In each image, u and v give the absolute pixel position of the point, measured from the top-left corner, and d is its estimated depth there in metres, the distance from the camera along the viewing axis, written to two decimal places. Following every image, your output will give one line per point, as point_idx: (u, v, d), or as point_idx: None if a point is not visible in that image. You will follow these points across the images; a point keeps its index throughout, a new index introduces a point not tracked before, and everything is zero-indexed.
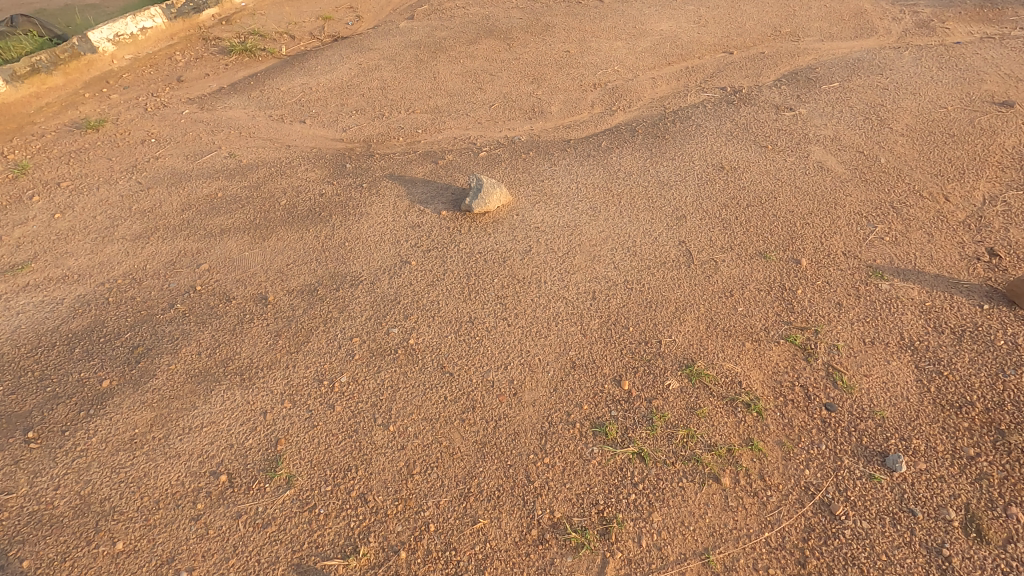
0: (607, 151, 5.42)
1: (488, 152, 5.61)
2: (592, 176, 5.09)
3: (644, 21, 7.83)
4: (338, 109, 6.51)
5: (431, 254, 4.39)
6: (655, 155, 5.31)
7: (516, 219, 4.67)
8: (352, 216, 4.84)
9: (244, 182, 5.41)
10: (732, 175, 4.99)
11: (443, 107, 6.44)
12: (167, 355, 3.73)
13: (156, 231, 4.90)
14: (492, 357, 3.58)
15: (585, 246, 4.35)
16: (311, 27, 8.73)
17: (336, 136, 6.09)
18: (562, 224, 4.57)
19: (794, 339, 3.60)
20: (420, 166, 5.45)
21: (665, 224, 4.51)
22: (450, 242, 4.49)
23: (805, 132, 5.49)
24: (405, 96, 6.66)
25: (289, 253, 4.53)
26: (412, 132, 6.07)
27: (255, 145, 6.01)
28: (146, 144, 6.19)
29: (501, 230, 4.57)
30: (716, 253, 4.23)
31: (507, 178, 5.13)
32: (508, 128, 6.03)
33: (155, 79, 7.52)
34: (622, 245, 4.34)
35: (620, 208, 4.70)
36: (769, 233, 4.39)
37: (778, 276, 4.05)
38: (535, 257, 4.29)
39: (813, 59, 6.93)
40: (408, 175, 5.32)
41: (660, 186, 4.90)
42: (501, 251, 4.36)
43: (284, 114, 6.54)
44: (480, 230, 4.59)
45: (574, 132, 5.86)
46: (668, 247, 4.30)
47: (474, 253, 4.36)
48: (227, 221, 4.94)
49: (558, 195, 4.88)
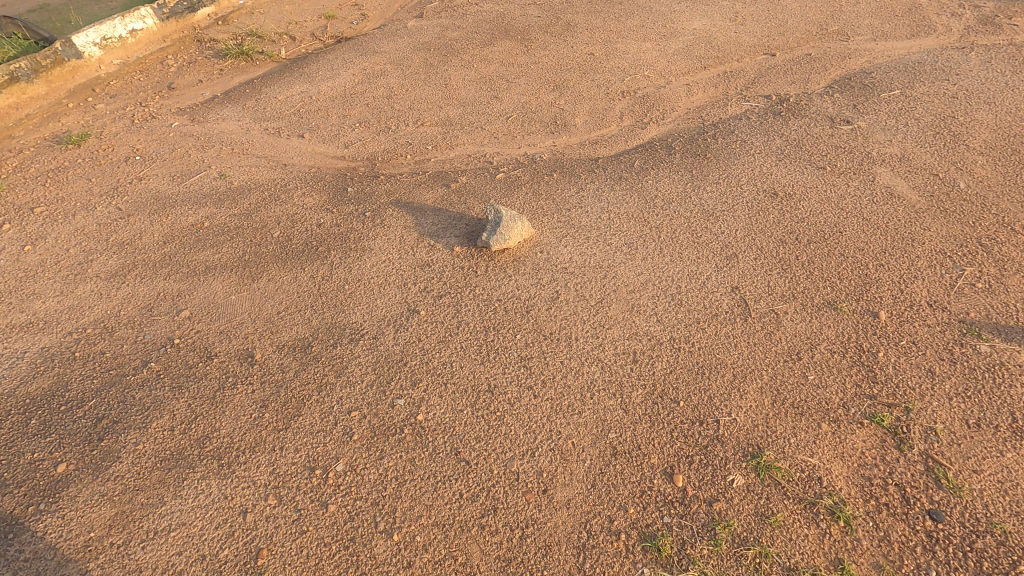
0: (641, 173, 4.80)
1: (506, 173, 5.01)
2: (626, 203, 4.47)
3: (675, 20, 7.15)
4: (340, 121, 5.92)
5: (443, 301, 3.81)
6: (696, 178, 4.67)
7: (541, 257, 4.06)
8: (354, 252, 4.27)
9: (233, 208, 4.85)
10: (787, 203, 4.35)
11: (456, 118, 5.83)
12: (134, 431, 3.19)
13: (134, 269, 4.36)
14: (516, 441, 3.00)
15: (622, 293, 3.76)
16: (313, 27, 8.13)
17: (337, 153, 5.51)
18: (594, 264, 3.97)
19: (880, 420, 2.98)
20: (430, 190, 4.85)
21: (714, 265, 3.90)
22: (465, 286, 3.90)
23: (867, 150, 4.82)
24: (414, 105, 6.05)
25: (281, 298, 3.97)
26: (421, 148, 5.47)
27: (248, 164, 5.44)
28: (130, 161, 5.64)
29: (524, 270, 3.97)
30: (776, 304, 3.61)
31: (529, 206, 4.52)
32: (528, 144, 5.41)
33: (144, 86, 6.97)
34: (665, 293, 3.73)
35: (660, 244, 4.08)
36: (837, 277, 3.75)
37: (853, 333, 3.42)
38: (564, 306, 3.69)
39: (866, 61, 6.22)
40: (416, 200, 4.73)
41: (704, 216, 4.28)
42: (524, 298, 3.77)
43: (281, 127, 5.97)
44: (499, 270, 3.99)
45: (602, 149, 5.23)
46: (718, 295, 3.69)
47: (493, 300, 3.77)
48: (213, 257, 4.38)
49: (587, 227, 4.27)
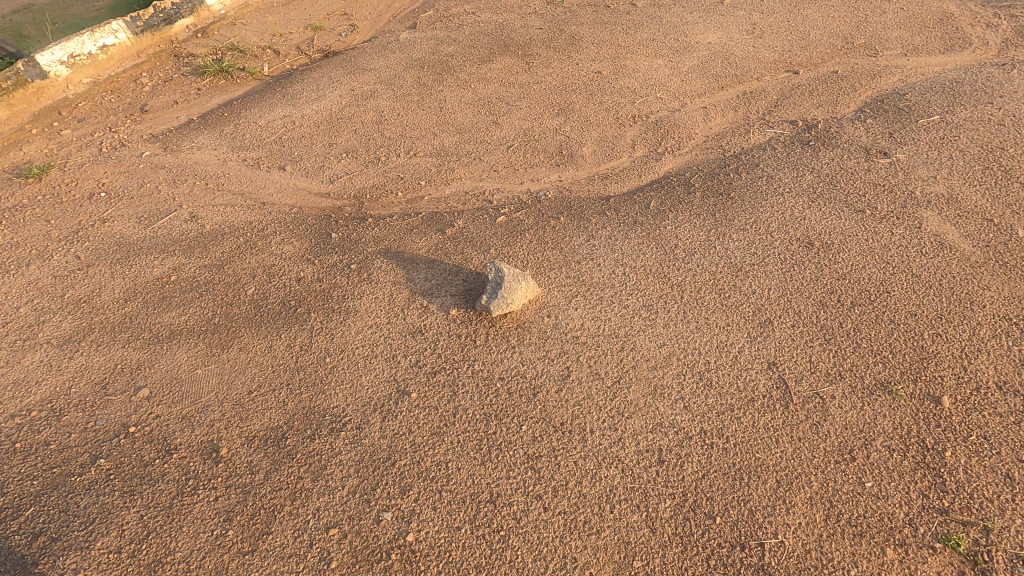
0: (658, 217, 4.31)
1: (507, 214, 4.51)
2: (643, 255, 3.99)
3: (688, 33, 6.63)
4: (325, 151, 5.42)
5: (437, 380, 3.33)
6: (720, 223, 4.19)
7: (549, 323, 3.58)
8: (337, 315, 3.79)
9: (205, 258, 4.36)
10: (825, 255, 3.87)
11: (452, 148, 5.33)
12: (75, 553, 2.72)
13: (90, 334, 3.87)
14: (524, 572, 2.53)
15: (642, 370, 3.28)
16: (299, 39, 7.60)
17: (322, 189, 5.01)
18: (609, 332, 3.49)
19: (956, 544, 2.51)
20: (424, 236, 4.36)
21: (745, 334, 3.42)
22: (463, 360, 3.42)
23: (909, 189, 4.33)
24: (406, 132, 5.55)
25: (253, 374, 3.49)
26: (413, 183, 4.98)
27: (222, 202, 4.94)
28: (94, 198, 5.14)
29: (530, 340, 3.49)
30: (821, 385, 3.14)
31: (534, 258, 4.04)
32: (531, 179, 4.91)
33: (115, 109, 6.46)
34: (691, 370, 3.26)
35: (684, 307, 3.60)
36: (888, 351, 3.27)
37: (913, 425, 2.95)
38: (576, 387, 3.22)
39: (898, 80, 5.71)
40: (408, 249, 4.24)
41: (732, 272, 3.80)
42: (530, 376, 3.29)
43: (261, 158, 5.47)
44: (501, 339, 3.51)
45: (613, 185, 4.74)
46: (753, 374, 3.22)
47: (495, 379, 3.30)
48: (179, 319, 3.90)
49: (600, 285, 3.79)
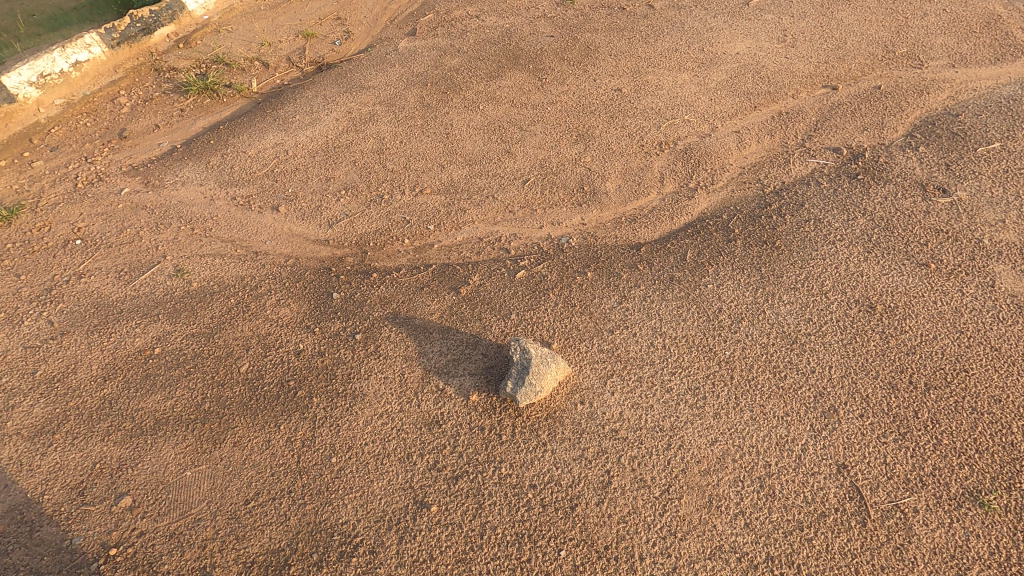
0: (697, 272, 3.87)
1: (527, 267, 4.05)
2: (684, 322, 3.55)
3: (714, 41, 6.09)
4: (322, 188, 4.93)
5: (459, 488, 2.93)
6: (768, 281, 3.75)
7: (583, 412, 3.17)
8: (342, 400, 3.36)
9: (192, 325, 3.91)
10: (889, 321, 3.44)
11: (461, 183, 4.84)
12: None
13: (64, 423, 3.44)
14: None
15: (694, 475, 2.88)
16: (289, 49, 7.03)
17: (320, 234, 4.54)
18: (653, 425, 3.08)
19: None
20: (436, 295, 3.91)
21: (808, 427, 3.02)
22: (488, 462, 3.01)
23: (976, 237, 3.90)
24: (410, 164, 5.05)
25: (249, 478, 3.08)
26: (420, 227, 4.50)
27: (210, 252, 4.47)
28: (68, 247, 4.65)
29: (563, 435, 3.08)
30: (900, 496, 2.75)
31: (562, 326, 3.61)
32: (551, 221, 4.44)
33: (91, 134, 5.92)
34: (750, 476, 2.86)
35: (735, 391, 3.19)
36: (974, 451, 2.88)
37: (1012, 550, 2.56)
38: (619, 499, 2.82)
39: (948, 97, 5.22)
40: (419, 314, 3.79)
41: (785, 346, 3.38)
42: (566, 484, 2.89)
43: (251, 196, 4.97)
44: (530, 434, 3.10)
45: (643, 230, 4.27)
46: (820, 481, 2.82)
47: (526, 488, 2.90)
48: (165, 404, 3.48)
49: (639, 362, 3.37)
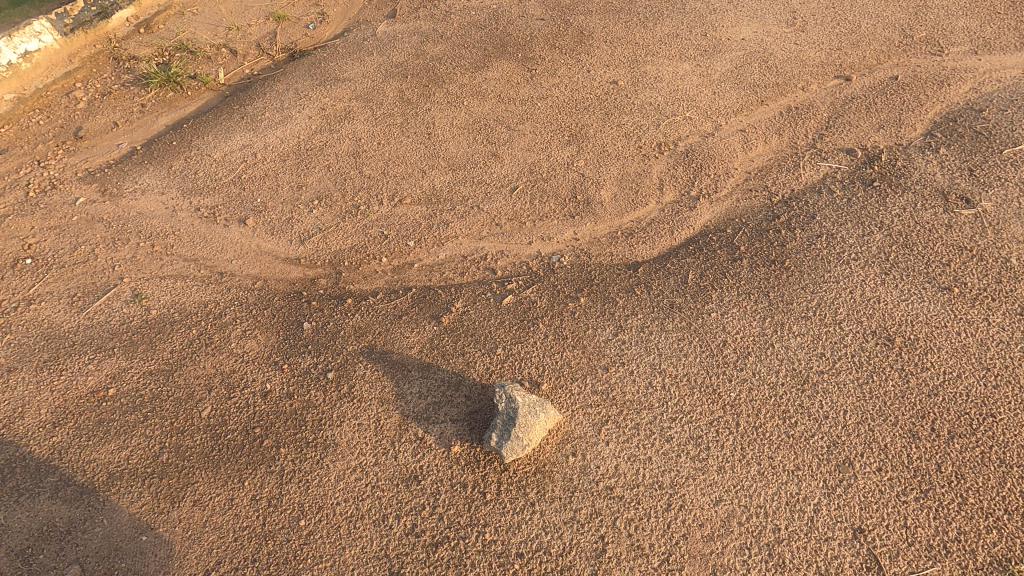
0: (700, 296, 3.55)
1: (515, 291, 3.71)
2: (685, 358, 3.25)
3: (718, 26, 5.63)
4: (293, 197, 4.54)
5: (439, 557, 2.67)
6: (777, 308, 3.44)
7: (575, 466, 2.89)
8: (312, 451, 3.08)
9: (150, 361, 3.60)
10: (909, 357, 3.15)
11: (444, 190, 4.46)
12: None
13: (9, 478, 3.15)
14: None
15: (696, 541, 2.63)
16: (259, 34, 6.51)
17: (291, 252, 4.18)
18: (651, 481, 2.82)
19: None
20: (415, 326, 3.59)
21: (820, 484, 2.75)
22: (471, 526, 2.75)
23: (1003, 256, 3.58)
24: (388, 169, 4.65)
25: (210, 544, 2.82)
26: (399, 243, 4.14)
27: (171, 274, 4.12)
28: (18, 267, 4.28)
29: (553, 493, 2.81)
30: (922, 566, 2.50)
31: (553, 362, 3.30)
32: (541, 236, 4.08)
33: (44, 134, 5.47)
34: (757, 542, 2.61)
35: (741, 440, 2.92)
36: (1003, 511, 2.62)
37: None
38: (614, 570, 2.57)
39: (970, 89, 4.82)
40: (397, 347, 3.48)
41: (795, 386, 3.09)
42: (556, 554, 2.64)
43: (216, 206, 4.59)
44: (517, 492, 2.83)
45: (641, 247, 3.93)
46: (834, 548, 2.57)
47: (512, 557, 2.64)
48: (120, 455, 3.20)
49: (636, 405, 3.08)
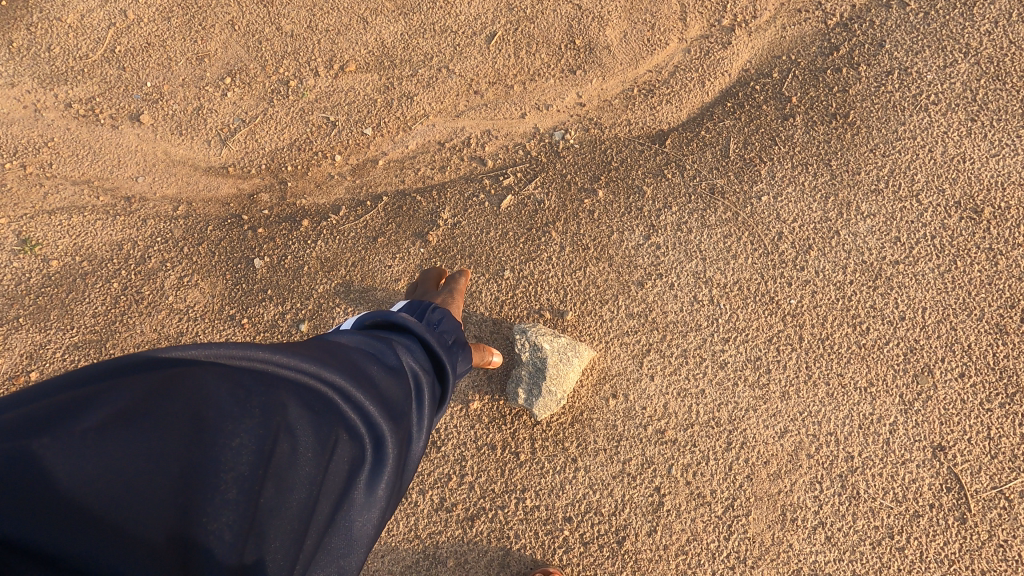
0: (746, 174, 2.82)
1: (514, 188, 2.91)
2: (734, 261, 2.68)
3: None
4: (190, 74, 3.26)
5: (477, 533, 2.38)
6: (843, 182, 2.77)
7: (618, 410, 2.48)
8: None
9: (72, 330, 2.89)
10: (1001, 231, 2.65)
11: (394, 43, 3.17)
12: None
13: None
14: None
15: (762, 482, 2.36)
16: None
17: (212, 159, 3.17)
18: (707, 418, 2.45)
19: None
20: (397, 249, 2.89)
21: (897, 400, 2.43)
22: (508, 492, 2.41)
23: None
24: (314, 19, 3.23)
25: None
26: (353, 132, 3.12)
27: (60, 206, 3.12)
28: None
29: (596, 446, 2.44)
30: (1005, 480, 2.31)
31: (574, 283, 2.71)
32: (537, 103, 3.04)
33: None
34: (829, 475, 2.35)
35: (806, 357, 2.50)
36: None
37: None
38: (674, 525, 2.33)
39: None
40: (379, 283, 2.85)
41: (867, 285, 2.59)
42: (608, 514, 2.36)
43: (93, 98, 3.27)
44: (555, 448, 2.45)
45: (667, 107, 2.97)
46: (913, 472, 2.34)
47: (559, 523, 2.37)
48: None
49: (683, 327, 2.59)
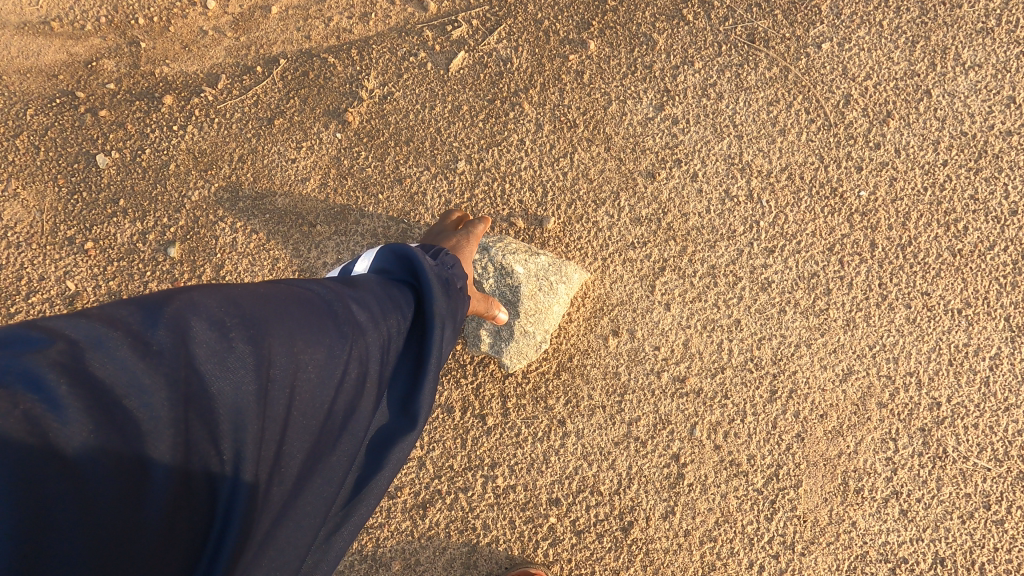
0: (802, 11, 1.93)
1: (467, 43, 1.99)
2: (782, 140, 1.89)
3: None
4: None
5: (432, 525, 1.74)
6: (941, 19, 1.90)
7: (621, 352, 1.79)
8: None
9: None
10: None
11: None
12: None
13: None
14: None
15: (816, 443, 1.74)
16: None
17: (20, 10, 2.04)
18: (743, 359, 1.77)
19: None
20: (304, 135, 2.00)
21: (1001, 325, 1.77)
22: (473, 470, 1.75)
23: None
24: None
25: None
26: None
27: None
28: None
29: (591, 403, 1.77)
30: None
31: (557, 177, 1.91)
32: None
33: None
34: (908, 430, 1.73)
35: (879, 272, 1.81)
36: None
37: None
38: (698, 504, 1.72)
39: None
40: (279, 185, 1.96)
41: (965, 167, 1.85)
42: (608, 493, 1.73)
43: None
44: (535, 408, 1.77)
45: None
46: (1018, 421, 1.73)
47: (542, 508, 1.73)
48: None
49: (709, 234, 1.85)
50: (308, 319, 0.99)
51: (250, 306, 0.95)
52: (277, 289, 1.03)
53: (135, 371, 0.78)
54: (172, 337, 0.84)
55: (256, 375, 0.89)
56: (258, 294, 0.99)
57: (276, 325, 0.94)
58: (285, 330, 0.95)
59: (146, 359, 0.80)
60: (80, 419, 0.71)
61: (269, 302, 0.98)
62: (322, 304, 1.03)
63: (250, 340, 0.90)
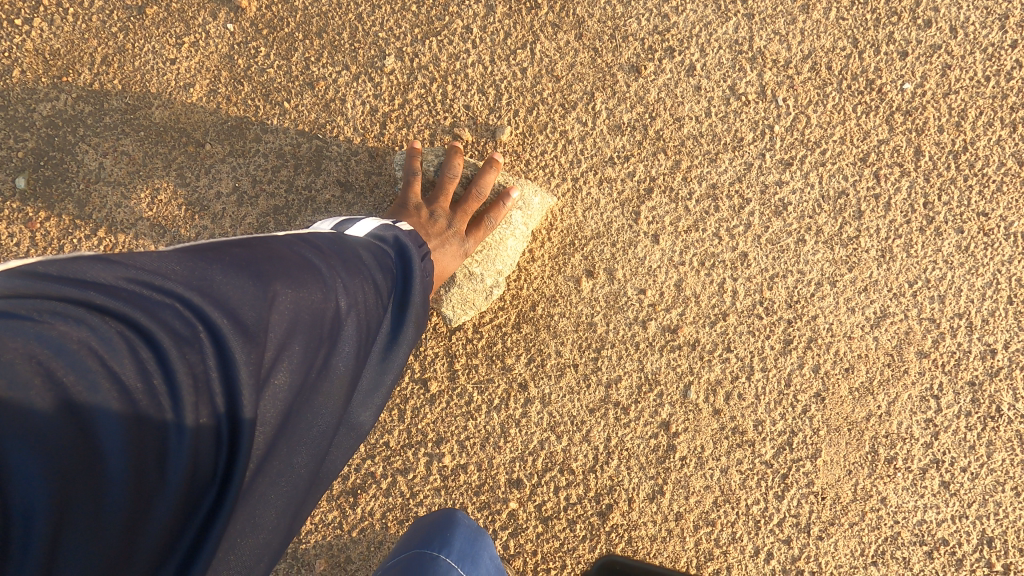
0: None
1: None
2: (805, 18, 1.44)
3: None
4: None
5: (364, 516, 1.41)
6: None
7: (597, 297, 1.41)
8: None
9: None
10: None
11: None
12: None
13: None
14: None
15: (839, 404, 1.40)
16: None
17: None
18: (750, 303, 1.41)
19: None
20: (184, 26, 1.52)
21: None
22: (415, 448, 1.41)
23: None
24: None
25: None
26: None
27: None
28: None
29: (559, 362, 1.41)
30: None
31: (515, 74, 1.47)
32: None
33: None
34: (951, 385, 1.40)
35: (924, 187, 1.42)
36: None
37: None
38: (693, 481, 1.40)
39: None
40: (155, 94, 1.51)
41: None
42: (581, 472, 1.40)
43: None
44: (490, 370, 1.41)
45: None
46: None
47: (501, 492, 1.40)
48: None
49: (709, 144, 1.44)
50: (318, 301, 0.84)
51: (250, 283, 0.79)
52: (280, 258, 0.87)
53: (163, 361, 0.67)
54: (188, 321, 0.71)
55: (255, 372, 0.74)
56: (257, 266, 0.82)
57: (280, 307, 0.79)
58: (291, 315, 0.80)
59: (175, 348, 0.68)
60: (116, 414, 0.61)
61: (274, 278, 0.82)
62: (335, 281, 0.89)
63: (256, 325, 0.76)
